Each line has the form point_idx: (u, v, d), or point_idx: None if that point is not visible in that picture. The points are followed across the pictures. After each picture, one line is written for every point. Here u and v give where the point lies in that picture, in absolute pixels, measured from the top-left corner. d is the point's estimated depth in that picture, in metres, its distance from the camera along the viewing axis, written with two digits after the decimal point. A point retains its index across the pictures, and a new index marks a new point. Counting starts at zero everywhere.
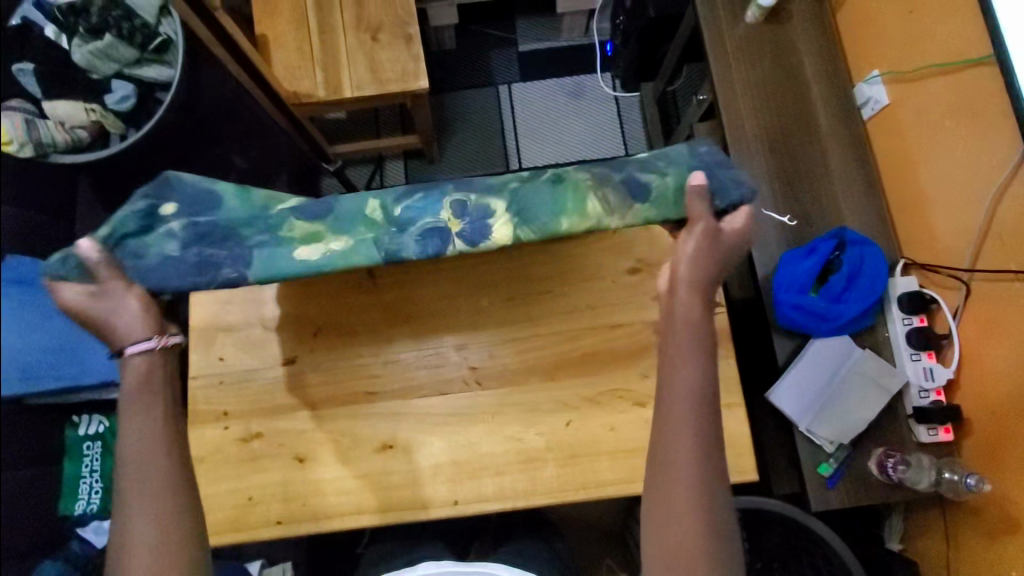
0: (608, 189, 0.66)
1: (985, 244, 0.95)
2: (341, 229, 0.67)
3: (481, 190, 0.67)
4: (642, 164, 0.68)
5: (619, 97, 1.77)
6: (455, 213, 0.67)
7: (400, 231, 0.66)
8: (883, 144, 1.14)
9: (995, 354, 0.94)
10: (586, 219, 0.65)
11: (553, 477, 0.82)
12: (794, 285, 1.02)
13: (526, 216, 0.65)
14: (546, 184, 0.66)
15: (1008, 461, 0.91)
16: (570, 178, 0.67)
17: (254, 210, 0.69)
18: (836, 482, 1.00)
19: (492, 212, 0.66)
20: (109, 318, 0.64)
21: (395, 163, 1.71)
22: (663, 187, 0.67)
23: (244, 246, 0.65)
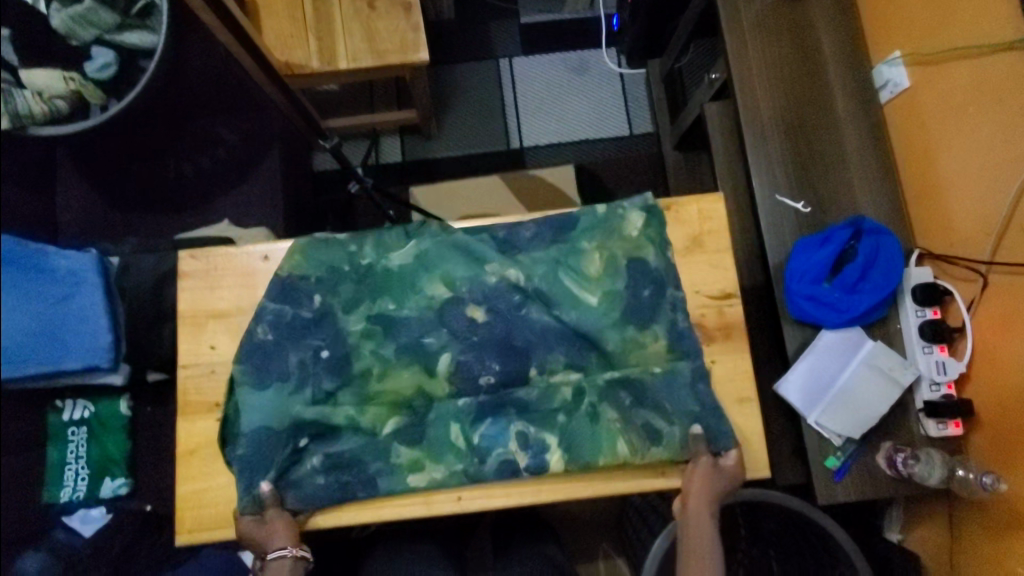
0: (633, 435, 0.79)
1: (1005, 236, 0.92)
2: (437, 457, 0.79)
3: (535, 418, 0.80)
4: (663, 411, 0.80)
5: (624, 75, 1.71)
6: (520, 444, 0.79)
7: (481, 460, 0.79)
8: (901, 129, 1.10)
9: (1010, 349, 0.93)
10: (619, 458, 0.78)
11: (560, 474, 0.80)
12: (807, 275, 1.00)
13: (576, 458, 0.78)
14: (588, 424, 0.80)
15: (1017, 457, 0.91)
16: (606, 419, 0.80)
17: (365, 434, 0.80)
18: (843, 476, 0.99)
19: (549, 447, 0.79)
20: (260, 537, 0.75)
21: (391, 139, 1.64)
22: (676, 433, 0.79)
23: (366, 475, 0.78)
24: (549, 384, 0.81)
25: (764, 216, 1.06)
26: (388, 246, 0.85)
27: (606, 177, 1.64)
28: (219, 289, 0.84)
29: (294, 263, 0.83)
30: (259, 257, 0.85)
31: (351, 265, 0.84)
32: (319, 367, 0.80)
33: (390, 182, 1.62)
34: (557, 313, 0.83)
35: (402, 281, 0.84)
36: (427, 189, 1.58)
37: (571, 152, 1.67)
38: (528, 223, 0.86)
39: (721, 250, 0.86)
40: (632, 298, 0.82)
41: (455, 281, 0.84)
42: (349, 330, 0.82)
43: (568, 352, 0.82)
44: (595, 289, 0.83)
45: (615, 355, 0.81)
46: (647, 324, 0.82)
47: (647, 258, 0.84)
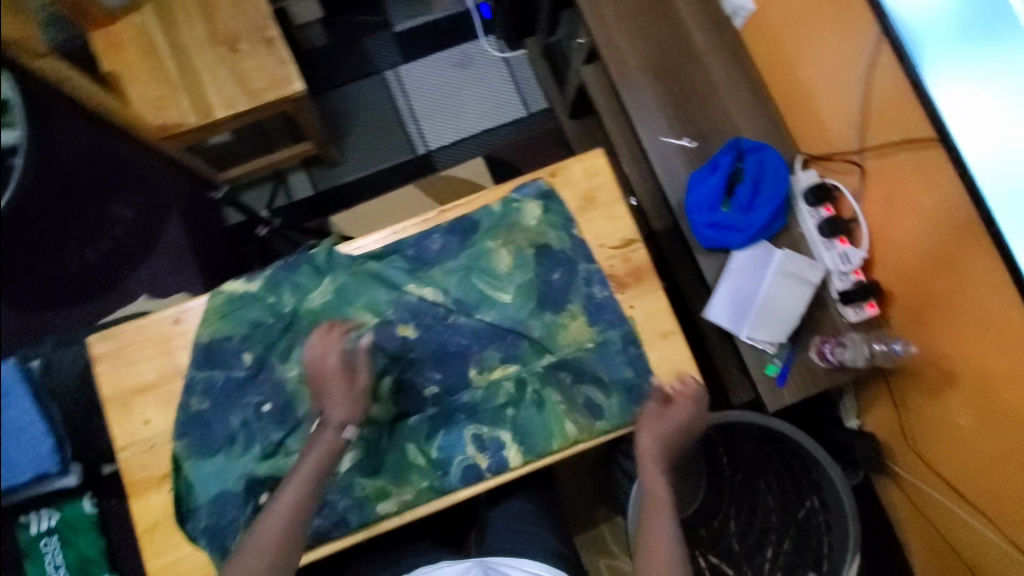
0: (577, 413, 0.83)
1: (867, 124, 0.99)
2: (401, 481, 0.80)
3: (486, 418, 0.82)
4: (599, 382, 0.84)
5: (508, 58, 1.73)
6: (478, 447, 0.81)
7: (444, 471, 0.80)
8: (760, 50, 1.17)
9: (904, 223, 1.00)
10: (568, 439, 0.81)
11: (514, 451, 0.81)
12: (705, 204, 1.05)
13: (530, 445, 0.81)
14: (535, 411, 0.82)
15: (936, 319, 0.99)
16: (550, 402, 0.83)
17: None
18: (786, 379, 1.04)
19: (504, 442, 0.81)
20: (335, 387, 0.79)
21: (297, 175, 1.64)
22: (615, 404, 0.83)
23: (336, 512, 0.78)
24: (490, 383, 0.83)
25: (654, 160, 1.11)
26: (304, 288, 0.84)
27: (515, 162, 1.67)
28: (139, 363, 0.84)
29: (213, 327, 0.83)
30: (171, 320, 0.84)
31: (274, 315, 0.84)
32: (264, 422, 0.80)
33: (305, 217, 1.61)
34: (481, 315, 0.84)
35: (329, 318, 0.84)
36: (343, 215, 1.61)
37: (476, 145, 1.69)
38: (434, 235, 0.88)
39: (613, 201, 0.89)
40: (544, 285, 0.86)
41: (378, 306, 0.84)
42: (286, 378, 0.82)
43: (502, 348, 0.84)
44: (508, 286, 0.86)
45: (545, 340, 0.84)
46: (564, 306, 0.86)
47: (551, 242, 0.87)
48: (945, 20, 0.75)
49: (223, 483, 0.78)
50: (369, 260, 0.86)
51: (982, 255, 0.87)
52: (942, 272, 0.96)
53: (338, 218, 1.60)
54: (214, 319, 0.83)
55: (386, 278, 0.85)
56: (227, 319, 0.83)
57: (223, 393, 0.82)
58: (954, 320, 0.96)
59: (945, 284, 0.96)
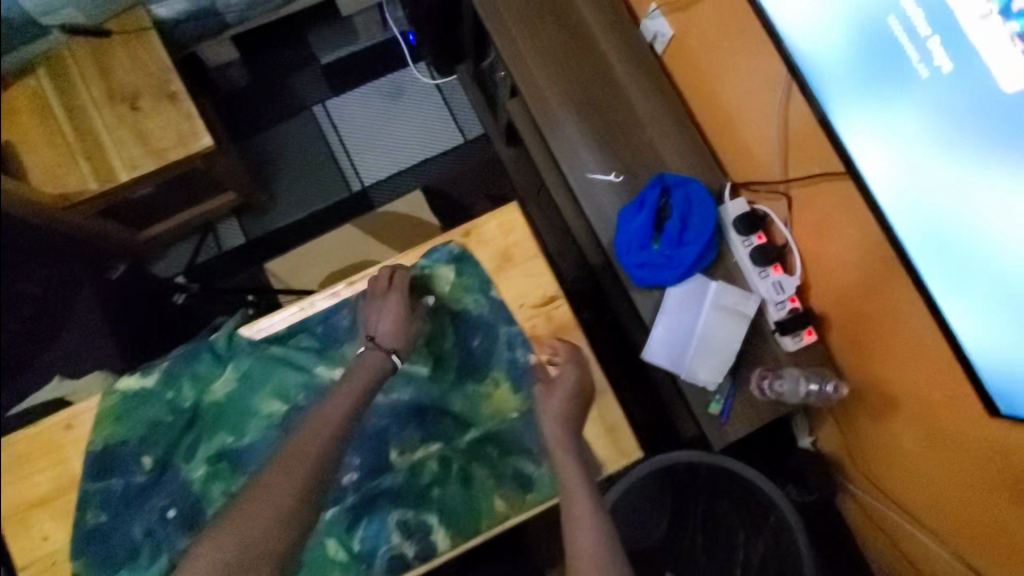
0: (506, 487, 0.80)
1: (788, 154, 0.97)
2: None
3: (410, 502, 0.79)
4: (529, 453, 0.81)
5: (440, 85, 1.68)
6: (402, 533, 0.78)
7: (368, 563, 0.77)
8: (684, 75, 1.14)
9: (832, 250, 0.99)
10: (497, 516, 0.78)
11: (441, 535, 0.78)
12: (634, 244, 1.02)
13: (457, 525, 0.78)
14: (461, 489, 0.80)
15: (872, 345, 0.99)
16: (477, 479, 0.80)
17: None
18: (729, 415, 1.01)
19: (431, 527, 0.78)
20: (382, 313, 0.81)
21: (228, 223, 1.57)
22: (545, 474, 0.80)
23: None
24: (412, 464, 0.81)
25: (582, 199, 1.08)
26: (205, 379, 0.80)
27: (455, 192, 1.62)
28: (32, 475, 0.77)
29: (107, 432, 0.78)
30: (63, 426, 0.79)
31: (173, 412, 0.79)
32: (169, 530, 0.75)
33: (239, 267, 1.54)
34: (398, 393, 0.84)
35: (235, 409, 0.80)
36: (279, 261, 1.54)
37: (413, 176, 1.63)
38: (343, 310, 0.85)
39: (532, 257, 0.86)
40: (464, 354, 0.86)
41: (287, 390, 0.80)
42: (191, 478, 0.77)
43: (423, 426, 0.82)
44: (425, 359, 0.86)
45: (466, 412, 0.83)
46: (486, 374, 0.85)
47: (468, 307, 0.87)
48: (849, 62, 0.71)
49: None
50: (273, 343, 0.83)
51: (909, 283, 0.86)
52: (873, 298, 0.94)
53: (273, 265, 1.53)
54: (106, 424, 0.78)
55: (294, 360, 0.82)
56: (119, 422, 0.78)
57: (123, 502, 0.76)
58: (890, 346, 0.95)
59: (877, 310, 0.94)
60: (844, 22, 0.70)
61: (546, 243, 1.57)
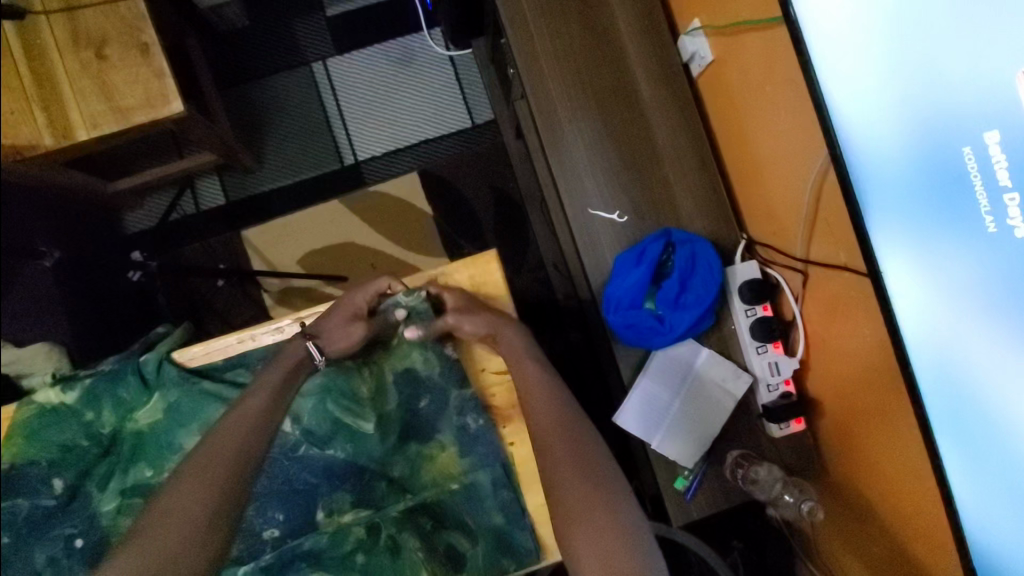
0: (437, 561, 0.80)
1: (814, 231, 0.85)
2: None
3: (331, 564, 0.80)
4: (465, 528, 0.82)
5: (454, 57, 1.53)
6: None
7: None
8: (718, 108, 1.00)
9: (839, 337, 0.88)
10: None
11: None
12: (624, 301, 0.93)
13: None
14: (388, 558, 0.80)
15: (859, 445, 0.90)
16: (407, 549, 0.80)
17: None
18: (695, 494, 0.94)
19: None
20: (334, 317, 0.82)
21: (208, 179, 1.46)
22: (479, 552, 0.81)
23: None
24: (338, 528, 0.82)
25: (578, 236, 0.97)
26: (129, 406, 0.81)
27: (454, 180, 1.50)
28: None
29: (16, 450, 0.79)
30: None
31: (89, 437, 0.81)
32: (73, 560, 0.78)
33: (214, 230, 1.45)
34: (334, 449, 0.84)
35: (156, 441, 0.81)
36: (258, 232, 1.45)
37: (411, 157, 1.51)
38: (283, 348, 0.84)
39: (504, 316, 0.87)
40: (411, 414, 0.85)
41: (211, 427, 0.80)
42: (100, 510, 0.79)
43: (355, 490, 0.83)
44: (369, 414, 0.85)
45: (406, 478, 0.84)
46: (433, 436, 0.84)
47: (417, 365, 0.86)
48: (905, 178, 0.60)
49: None
50: (204, 376, 0.82)
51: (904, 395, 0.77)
52: (871, 395, 0.84)
53: (251, 234, 1.44)
54: (18, 441, 0.79)
55: (223, 394, 0.81)
56: (31, 441, 0.79)
57: (29, 524, 0.79)
58: (879, 452, 0.86)
59: (872, 403, 0.84)
60: (910, 131, 0.58)
61: (541, 252, 1.47)
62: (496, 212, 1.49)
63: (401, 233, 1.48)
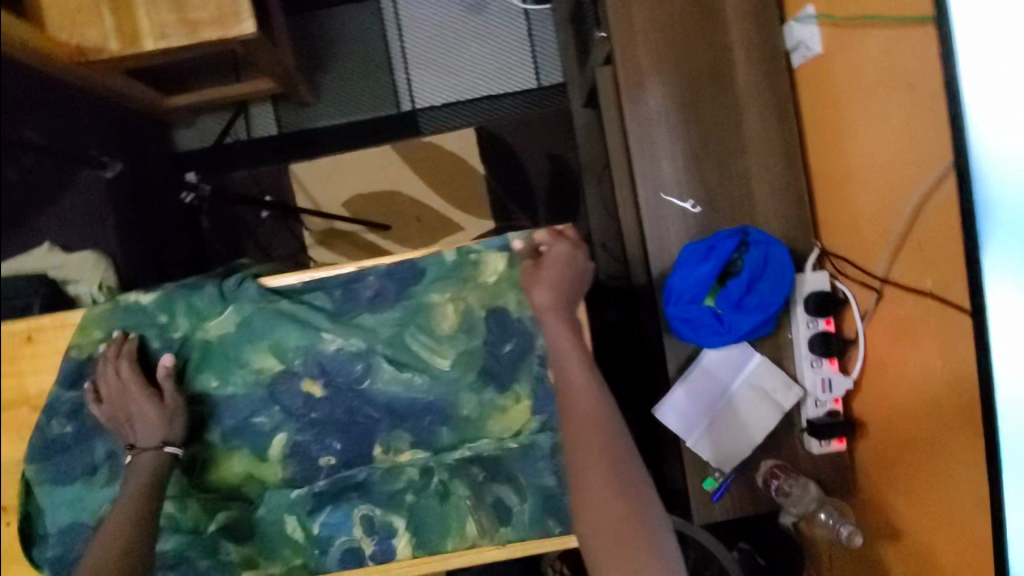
0: (483, 512, 0.72)
1: (901, 251, 0.81)
2: (272, 554, 0.71)
3: (380, 500, 0.72)
4: (516, 484, 0.72)
5: (529, 12, 1.46)
6: (366, 530, 0.71)
7: (322, 551, 0.71)
8: (814, 106, 0.94)
9: (905, 363, 0.84)
10: (466, 541, 0.71)
11: (403, 547, 0.71)
12: (686, 295, 0.89)
13: (423, 540, 0.71)
14: (436, 502, 0.72)
15: (901, 475, 0.87)
16: (455, 495, 0.72)
17: (188, 532, 0.70)
18: (722, 496, 0.93)
19: (396, 531, 0.71)
20: (133, 417, 0.68)
21: (260, 107, 1.43)
22: (527, 511, 0.71)
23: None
24: (393, 465, 0.73)
25: (645, 219, 0.93)
26: (201, 314, 0.71)
27: (512, 142, 1.45)
28: None
29: (91, 342, 0.70)
30: (22, 337, 0.71)
31: (162, 341, 0.71)
32: None
33: (260, 160, 1.42)
34: (411, 374, 0.72)
35: (224, 354, 0.71)
36: (307, 167, 1.42)
37: (470, 111, 1.46)
38: (368, 278, 0.73)
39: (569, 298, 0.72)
40: (490, 357, 0.72)
41: (285, 351, 0.72)
42: None
43: (414, 431, 0.73)
44: (448, 351, 0.73)
45: (472, 421, 0.72)
46: (508, 386, 0.72)
47: (508, 307, 0.73)
48: None
49: (59, 541, 0.69)
50: (284, 296, 0.72)
51: (977, 436, 0.70)
52: (926, 426, 0.81)
53: (299, 168, 1.41)
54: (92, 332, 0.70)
55: (301, 319, 0.71)
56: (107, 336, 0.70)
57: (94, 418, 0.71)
58: (918, 482, 0.83)
59: (925, 434, 0.81)
60: None
61: (590, 226, 1.43)
62: (550, 180, 1.45)
63: (452, 190, 1.44)
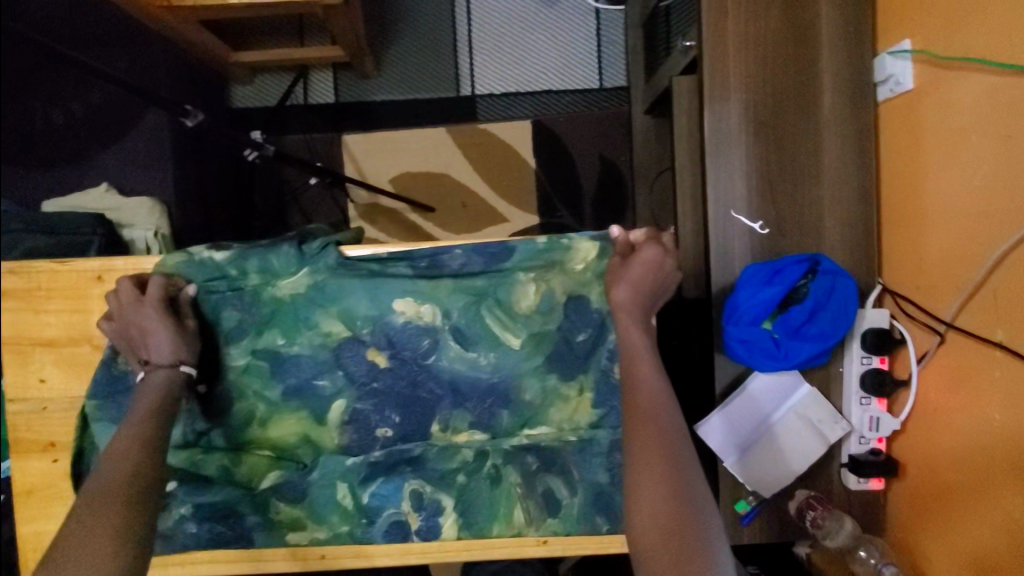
0: (532, 500, 0.73)
1: (974, 299, 0.79)
2: (320, 518, 0.71)
3: (432, 477, 0.73)
4: (568, 478, 0.73)
5: (600, 11, 1.44)
6: (414, 506, 0.72)
7: (369, 522, 0.72)
8: (894, 140, 0.92)
9: (957, 411, 0.83)
10: (513, 526, 0.73)
11: (450, 526, 0.73)
12: (747, 315, 0.88)
13: (470, 522, 0.73)
14: (487, 485, 0.73)
15: (934, 523, 0.86)
16: (507, 481, 0.73)
17: (240, 485, 0.71)
18: (751, 519, 0.93)
19: (443, 509, 0.73)
20: (143, 338, 0.66)
21: (321, 73, 1.42)
22: (576, 505, 0.73)
23: (244, 530, 0.70)
24: (449, 444, 0.74)
25: (713, 235, 0.92)
26: (275, 272, 0.70)
27: (566, 139, 1.43)
28: (46, 313, 0.70)
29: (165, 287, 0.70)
30: (92, 276, 0.70)
31: (233, 293, 0.71)
32: (196, 406, 0.71)
33: (315, 126, 1.41)
34: (476, 354, 0.72)
35: (293, 314, 0.71)
36: (360, 139, 1.40)
37: (530, 103, 1.45)
38: (454, 249, 0.71)
39: None
40: (563, 342, 0.73)
41: (355, 318, 0.72)
42: (230, 364, 0.71)
43: (475, 412, 0.73)
44: (521, 330, 0.72)
45: (533, 407, 0.73)
46: (574, 375, 0.73)
47: (588, 295, 0.73)
48: None
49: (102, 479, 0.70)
50: (366, 263, 0.71)
51: None
52: (973, 476, 0.80)
53: (352, 139, 1.40)
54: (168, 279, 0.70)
55: (375, 289, 0.71)
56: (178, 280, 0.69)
57: None
58: (957, 531, 0.82)
59: (969, 484, 0.80)
60: None
61: None
62: (600, 182, 1.44)
63: (502, 180, 1.43)
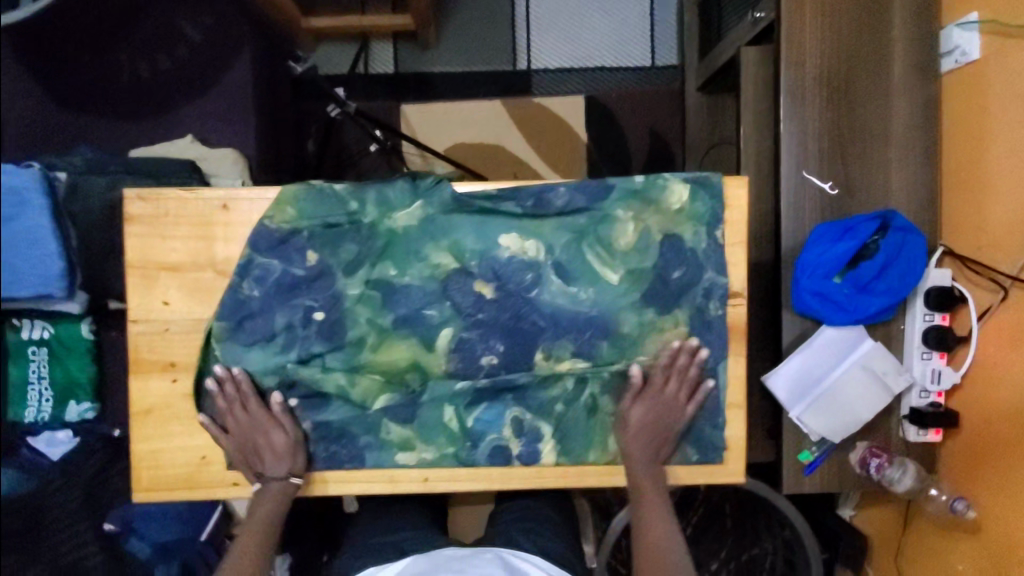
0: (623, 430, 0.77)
1: None
2: (428, 439, 0.76)
3: (531, 407, 0.77)
4: None
5: None
6: (514, 432, 0.76)
7: (473, 445, 0.76)
8: (957, 107, 0.96)
9: (1016, 363, 0.88)
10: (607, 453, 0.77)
11: (549, 452, 0.77)
12: (819, 269, 0.92)
13: (567, 449, 0.77)
14: (584, 414, 0.77)
15: (989, 470, 0.91)
16: (601, 411, 0.77)
17: (354, 406, 0.75)
18: (814, 469, 0.98)
19: (542, 436, 0.77)
20: (262, 451, 0.73)
21: (382, 43, 1.46)
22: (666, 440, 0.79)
23: (356, 446, 0.76)
24: (551, 373, 0.76)
25: (785, 194, 0.96)
26: (391, 205, 0.74)
27: (618, 114, 1.47)
28: (172, 239, 0.74)
29: (285, 218, 0.73)
30: (216, 205, 0.74)
31: (350, 226, 0.74)
32: (311, 331, 0.74)
33: (376, 95, 1.46)
34: (577, 289, 0.76)
35: (406, 246, 0.75)
36: (418, 110, 1.44)
37: (583, 79, 1.49)
38: (560, 187, 0.75)
39: (734, 244, 0.77)
40: (658, 280, 0.76)
41: (464, 250, 0.75)
42: (345, 292, 0.75)
43: (577, 342, 0.76)
44: (619, 266, 0.76)
45: (631, 340, 0.76)
46: (670, 309, 0.76)
47: (684, 235, 0.76)
48: None
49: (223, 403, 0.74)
50: (476, 201, 0.75)
51: None
52: None
53: (410, 108, 1.43)
54: (288, 210, 0.73)
55: (482, 225, 0.75)
56: (300, 212, 0.73)
57: (275, 289, 0.74)
58: (1011, 477, 0.87)
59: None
60: None
61: None
62: (649, 156, 1.49)
63: (556, 152, 1.46)
